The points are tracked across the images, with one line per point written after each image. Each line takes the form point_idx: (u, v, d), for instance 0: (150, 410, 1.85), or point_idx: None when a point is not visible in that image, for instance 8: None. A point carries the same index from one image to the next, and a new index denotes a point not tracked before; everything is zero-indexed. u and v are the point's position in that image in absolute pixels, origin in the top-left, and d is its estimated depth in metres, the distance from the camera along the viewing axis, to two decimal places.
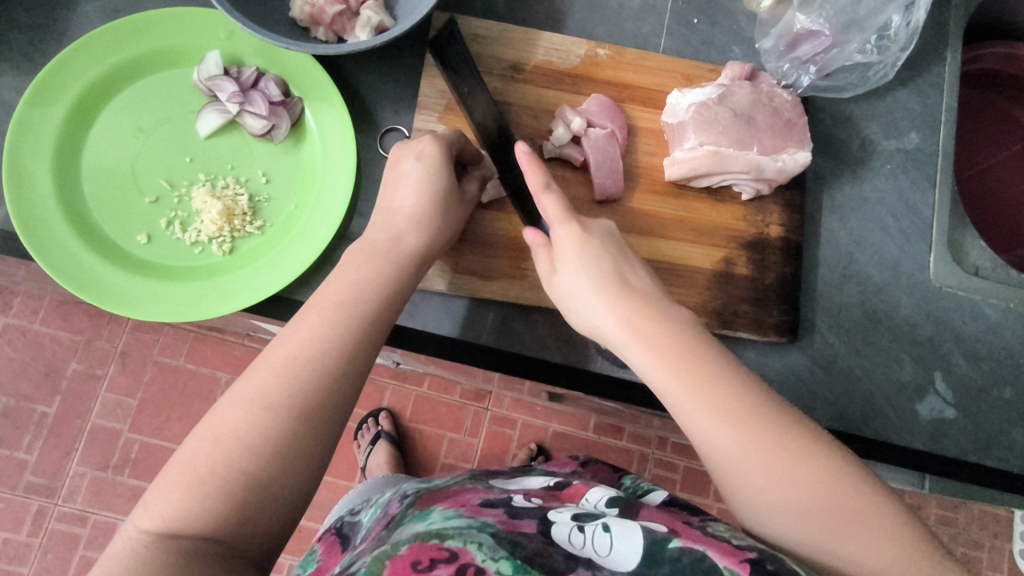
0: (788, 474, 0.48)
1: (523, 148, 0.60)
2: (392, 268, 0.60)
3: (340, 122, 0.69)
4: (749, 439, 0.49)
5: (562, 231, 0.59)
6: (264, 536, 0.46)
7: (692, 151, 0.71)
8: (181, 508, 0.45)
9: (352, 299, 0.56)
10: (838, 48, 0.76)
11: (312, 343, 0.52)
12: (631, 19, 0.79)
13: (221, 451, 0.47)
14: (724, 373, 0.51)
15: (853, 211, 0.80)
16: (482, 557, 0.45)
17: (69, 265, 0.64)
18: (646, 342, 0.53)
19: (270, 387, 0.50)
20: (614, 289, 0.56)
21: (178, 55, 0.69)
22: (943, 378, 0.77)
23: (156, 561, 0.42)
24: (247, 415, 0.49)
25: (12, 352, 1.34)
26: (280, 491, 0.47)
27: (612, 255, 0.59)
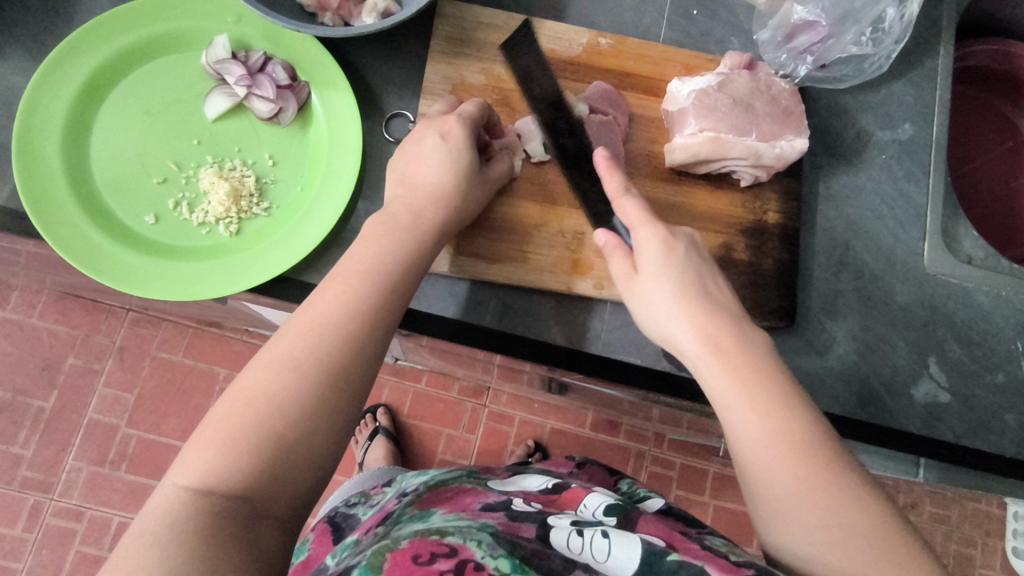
0: (841, 517, 0.48)
1: (602, 153, 0.65)
2: (409, 243, 0.61)
3: (346, 105, 0.70)
4: (792, 452, 0.50)
5: (644, 234, 0.61)
6: (292, 496, 0.47)
7: (691, 138, 0.72)
8: (215, 466, 0.46)
9: (373, 270, 0.58)
10: (834, 39, 0.78)
11: (337, 311, 0.54)
12: (632, 10, 0.80)
13: (251, 410, 0.48)
14: (789, 397, 0.52)
15: (849, 199, 0.82)
16: (481, 554, 0.45)
17: (82, 245, 0.65)
18: (723, 356, 0.54)
19: (297, 351, 0.51)
20: (693, 303, 0.57)
21: (185, 38, 0.70)
22: (937, 363, 0.78)
23: (192, 515, 0.43)
24: (275, 376, 0.50)
25: (9, 347, 1.35)
26: (307, 451, 0.48)
27: (697, 271, 0.60)
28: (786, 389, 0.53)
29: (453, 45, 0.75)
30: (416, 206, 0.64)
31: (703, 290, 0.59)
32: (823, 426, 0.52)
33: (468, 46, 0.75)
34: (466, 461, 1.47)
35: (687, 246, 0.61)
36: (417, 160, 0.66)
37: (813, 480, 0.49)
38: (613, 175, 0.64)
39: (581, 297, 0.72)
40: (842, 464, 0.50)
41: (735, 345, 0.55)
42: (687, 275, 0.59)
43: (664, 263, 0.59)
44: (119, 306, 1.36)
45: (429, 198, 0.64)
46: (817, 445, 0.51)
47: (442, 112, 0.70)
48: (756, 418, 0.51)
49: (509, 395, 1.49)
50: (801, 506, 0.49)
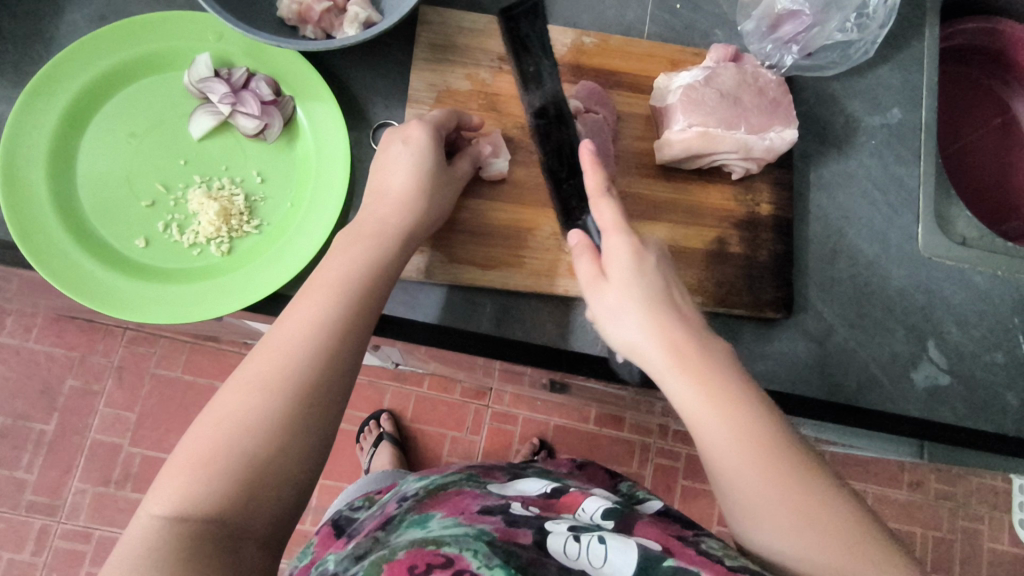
0: (807, 521, 0.48)
1: (588, 145, 0.62)
2: (382, 254, 0.61)
3: (331, 117, 0.69)
4: (764, 461, 0.49)
5: (615, 241, 0.59)
6: (272, 515, 0.47)
7: (682, 133, 0.72)
8: (189, 490, 0.45)
9: (342, 281, 0.57)
10: (819, 27, 0.78)
11: (303, 328, 0.53)
12: (614, 7, 0.80)
13: (224, 431, 0.48)
14: (751, 406, 0.51)
15: (840, 186, 0.81)
16: (477, 564, 0.45)
17: (72, 271, 0.64)
18: (688, 365, 0.53)
19: (266, 369, 0.51)
20: (659, 311, 0.56)
21: (166, 58, 0.70)
22: (936, 346, 0.78)
23: (167, 542, 0.43)
24: (246, 396, 0.49)
25: (6, 372, 1.34)
26: (284, 470, 0.48)
27: (664, 279, 0.59)
28: (751, 398, 0.52)
29: (438, 53, 0.74)
30: (382, 218, 0.63)
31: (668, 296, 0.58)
32: (792, 439, 0.52)
33: (452, 52, 0.75)
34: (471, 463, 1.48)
35: (655, 255, 0.60)
36: (401, 164, 0.65)
37: (783, 487, 0.49)
38: (594, 173, 0.62)
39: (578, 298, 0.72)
40: (809, 474, 0.50)
41: (702, 354, 0.54)
42: (656, 282, 0.58)
43: (635, 269, 0.58)
44: (115, 326, 1.36)
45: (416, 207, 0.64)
46: (789, 454, 0.50)
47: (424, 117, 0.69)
48: (723, 427, 0.51)
49: (512, 395, 1.49)
50: (773, 512, 0.48)
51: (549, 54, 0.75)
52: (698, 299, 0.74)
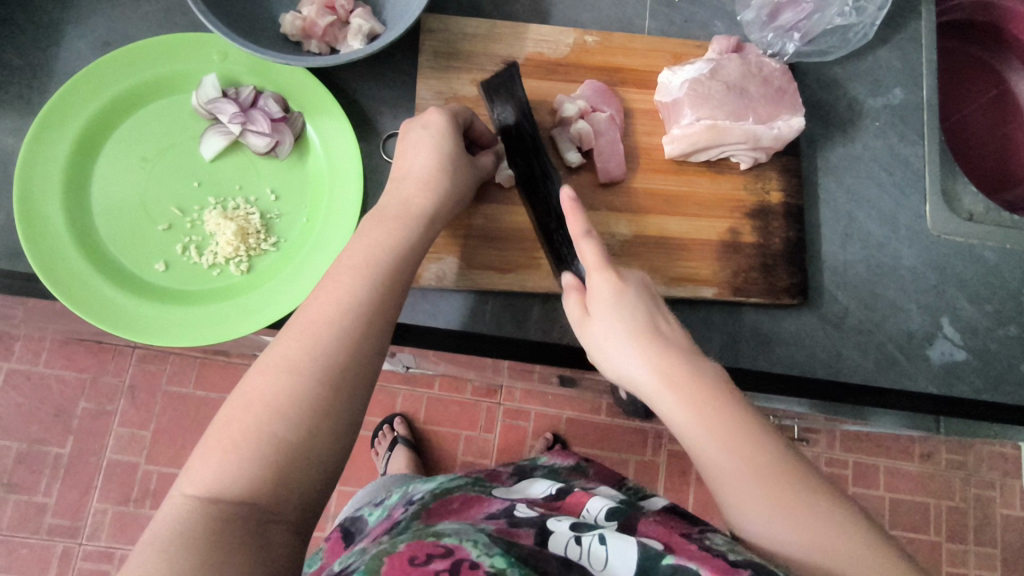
0: (828, 544, 0.45)
1: (568, 192, 0.61)
2: (402, 236, 0.61)
3: (340, 130, 0.70)
4: (726, 430, 0.50)
5: (599, 278, 0.59)
6: (301, 499, 0.47)
7: (689, 128, 0.72)
8: (221, 473, 0.45)
9: (371, 264, 0.58)
10: (819, 13, 0.79)
11: (327, 306, 0.54)
12: (613, 4, 0.80)
13: (253, 415, 0.48)
14: (758, 438, 0.50)
15: (847, 169, 0.82)
16: (477, 553, 0.46)
17: (95, 300, 0.65)
18: (681, 395, 0.52)
19: (295, 351, 0.51)
20: (648, 343, 0.56)
21: (175, 82, 0.70)
22: (950, 323, 0.79)
23: (200, 522, 0.43)
24: (275, 379, 0.50)
25: (19, 397, 1.35)
26: (311, 451, 0.48)
27: (648, 308, 0.58)
28: (754, 425, 0.50)
29: (442, 60, 0.74)
30: (407, 197, 0.63)
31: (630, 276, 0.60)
32: (805, 467, 0.49)
33: (456, 58, 0.75)
34: (487, 461, 1.49)
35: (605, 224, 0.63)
36: (421, 147, 0.66)
37: (746, 449, 0.49)
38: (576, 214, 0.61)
39: None
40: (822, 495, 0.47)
41: (695, 382, 0.52)
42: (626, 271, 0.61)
43: (617, 306, 0.58)
44: (125, 345, 1.36)
45: (428, 211, 0.64)
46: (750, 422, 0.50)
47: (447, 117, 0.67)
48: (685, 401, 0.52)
49: (523, 391, 1.50)
50: (739, 476, 0.48)
51: (518, 79, 0.72)
52: (714, 290, 0.75)
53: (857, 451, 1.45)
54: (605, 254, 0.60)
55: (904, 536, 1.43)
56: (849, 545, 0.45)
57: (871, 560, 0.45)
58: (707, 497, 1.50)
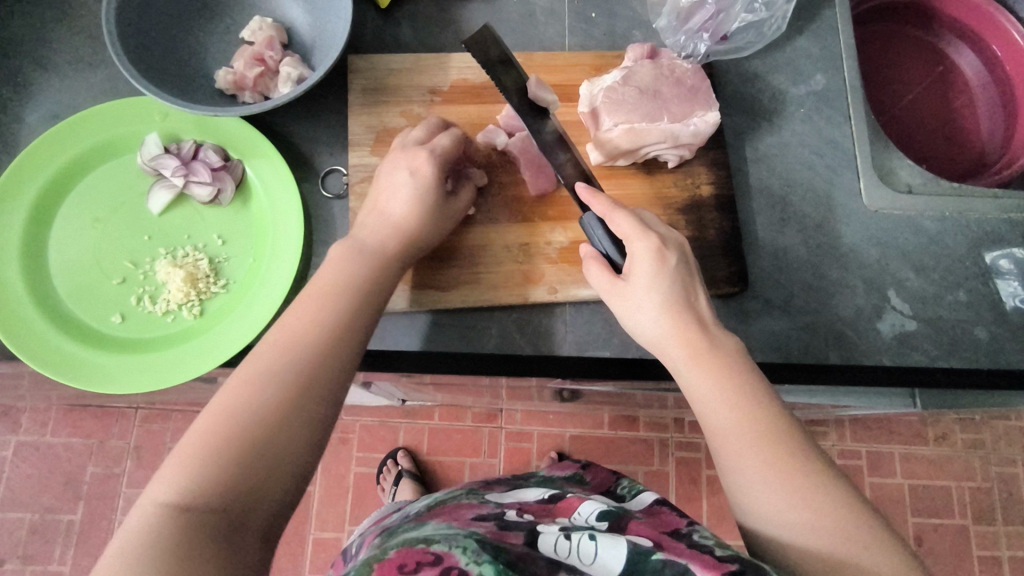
0: (805, 501, 0.49)
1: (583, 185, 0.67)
2: (365, 256, 0.64)
3: (278, 171, 0.73)
4: (737, 400, 0.55)
5: (639, 245, 0.62)
6: (271, 503, 0.49)
7: (608, 134, 0.74)
8: (191, 483, 0.47)
9: (345, 285, 0.61)
10: (724, 13, 0.83)
11: (309, 322, 0.57)
12: (534, 27, 0.85)
13: (228, 423, 0.50)
14: (764, 413, 0.54)
15: (776, 157, 0.84)
16: (466, 560, 0.47)
17: (55, 355, 0.68)
18: (702, 364, 0.57)
19: (275, 364, 0.54)
20: (677, 310, 0.60)
21: (120, 144, 0.74)
22: (897, 295, 0.80)
23: (170, 530, 0.44)
24: (257, 390, 0.52)
25: (28, 469, 1.38)
26: (284, 460, 0.50)
27: (684, 281, 0.62)
28: (763, 400, 0.55)
29: (371, 96, 0.78)
30: (384, 231, 0.67)
31: (699, 319, 0.60)
32: (804, 440, 0.53)
33: (385, 93, 0.79)
34: None
35: (678, 256, 0.62)
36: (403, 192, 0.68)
37: (808, 505, 0.49)
38: (597, 200, 0.66)
39: (544, 304, 0.75)
40: (813, 465, 0.51)
41: (719, 356, 0.57)
42: (697, 313, 0.60)
43: (655, 276, 0.61)
44: (126, 407, 1.39)
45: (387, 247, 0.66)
46: (815, 480, 0.50)
47: (419, 139, 0.72)
48: (749, 453, 0.52)
49: (523, 412, 1.51)
50: (800, 530, 0.48)
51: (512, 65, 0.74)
52: None
53: (867, 439, 1.43)
54: (639, 222, 0.64)
55: (928, 523, 1.40)
56: (831, 512, 0.49)
57: (844, 522, 0.48)
58: (720, 502, 1.48)
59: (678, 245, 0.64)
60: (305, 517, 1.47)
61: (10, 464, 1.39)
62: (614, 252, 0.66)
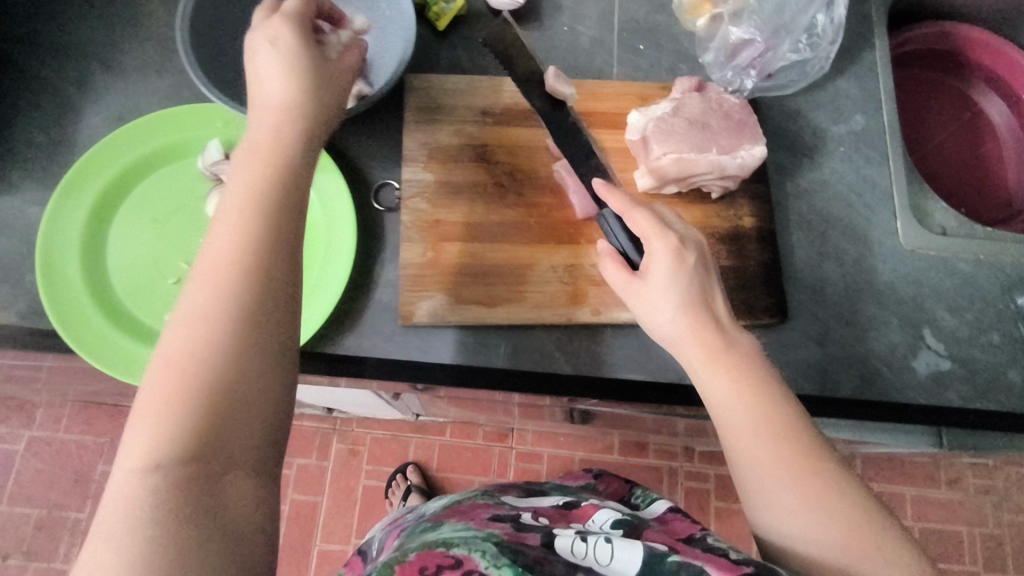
0: (819, 501, 0.50)
1: (599, 181, 0.66)
2: (277, 176, 0.55)
3: (333, 183, 0.75)
4: (755, 402, 0.54)
5: (658, 245, 0.61)
6: (249, 434, 0.46)
7: (658, 161, 0.76)
8: (160, 439, 0.43)
9: (252, 201, 0.52)
10: (772, 51, 0.85)
11: (236, 248, 0.50)
12: (583, 55, 0.88)
13: (185, 368, 0.45)
14: (781, 414, 0.54)
15: (817, 193, 0.86)
16: (486, 564, 0.47)
17: (106, 349, 0.68)
18: (721, 367, 0.56)
19: (214, 293, 0.48)
20: (694, 308, 0.59)
21: (183, 148, 0.77)
22: (932, 334, 0.81)
23: (153, 490, 0.40)
24: (206, 325, 0.47)
25: (39, 464, 1.39)
26: (251, 387, 0.46)
27: (704, 279, 0.60)
28: (778, 401, 0.55)
29: (426, 114, 0.80)
30: (267, 154, 0.56)
31: (716, 319, 0.59)
32: (816, 439, 0.53)
33: (439, 112, 0.81)
34: None
35: (697, 256, 0.61)
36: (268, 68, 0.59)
37: (824, 508, 0.50)
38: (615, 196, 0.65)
39: (585, 324, 0.75)
40: (826, 463, 0.52)
41: (735, 357, 0.56)
42: (716, 312, 0.59)
43: (675, 272, 0.60)
44: None
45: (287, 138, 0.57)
46: (830, 480, 0.51)
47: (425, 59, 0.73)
48: (768, 455, 0.52)
49: (534, 434, 1.51)
50: (814, 530, 0.49)
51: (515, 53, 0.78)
52: None
53: (879, 479, 1.42)
54: (659, 221, 0.63)
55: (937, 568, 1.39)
56: (844, 510, 0.50)
57: (855, 520, 0.49)
58: (728, 534, 1.48)
59: (698, 244, 0.63)
60: (311, 528, 1.46)
61: (21, 458, 1.39)
62: (632, 249, 0.67)
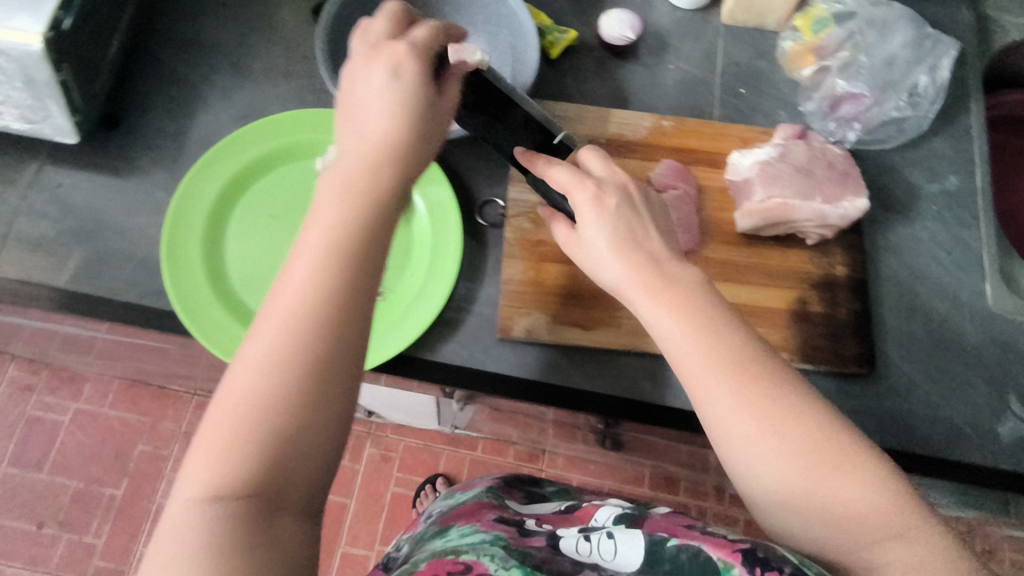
0: (781, 432, 0.50)
1: (520, 149, 0.67)
2: (369, 211, 0.53)
3: (444, 195, 0.78)
4: (709, 340, 0.53)
5: (579, 194, 0.60)
6: (301, 484, 0.45)
7: (763, 204, 0.78)
8: (234, 456, 0.43)
9: (333, 249, 0.50)
10: (878, 106, 0.87)
11: (312, 296, 0.48)
12: (685, 94, 0.90)
13: (273, 370, 0.45)
14: (741, 347, 0.53)
15: (907, 248, 0.87)
16: (494, 566, 0.49)
17: (221, 334, 0.71)
18: (669, 305, 0.55)
19: (283, 338, 0.46)
20: (631, 249, 0.57)
21: (305, 149, 0.80)
22: (1017, 400, 0.81)
23: (212, 526, 0.41)
24: (267, 372, 0.45)
25: (82, 437, 1.42)
26: (304, 443, 0.45)
27: (633, 215, 0.59)
28: (730, 331, 0.53)
29: None
30: (363, 158, 0.55)
31: (656, 258, 0.57)
32: (767, 357, 0.53)
33: None
34: None
35: (619, 196, 0.59)
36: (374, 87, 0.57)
37: (783, 436, 0.50)
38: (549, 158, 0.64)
39: None
40: (778, 383, 0.52)
41: (687, 293, 0.55)
42: (652, 247, 0.58)
43: (599, 210, 0.59)
44: (184, 392, 1.43)
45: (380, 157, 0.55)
46: (786, 403, 0.51)
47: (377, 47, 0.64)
48: (727, 400, 0.51)
49: (565, 458, 1.51)
50: (778, 467, 0.50)
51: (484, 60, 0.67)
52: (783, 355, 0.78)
53: None
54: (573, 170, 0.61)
55: None
56: (800, 427, 0.50)
57: (811, 435, 0.50)
58: None
59: (618, 182, 0.61)
60: (338, 529, 1.47)
61: (66, 429, 1.43)
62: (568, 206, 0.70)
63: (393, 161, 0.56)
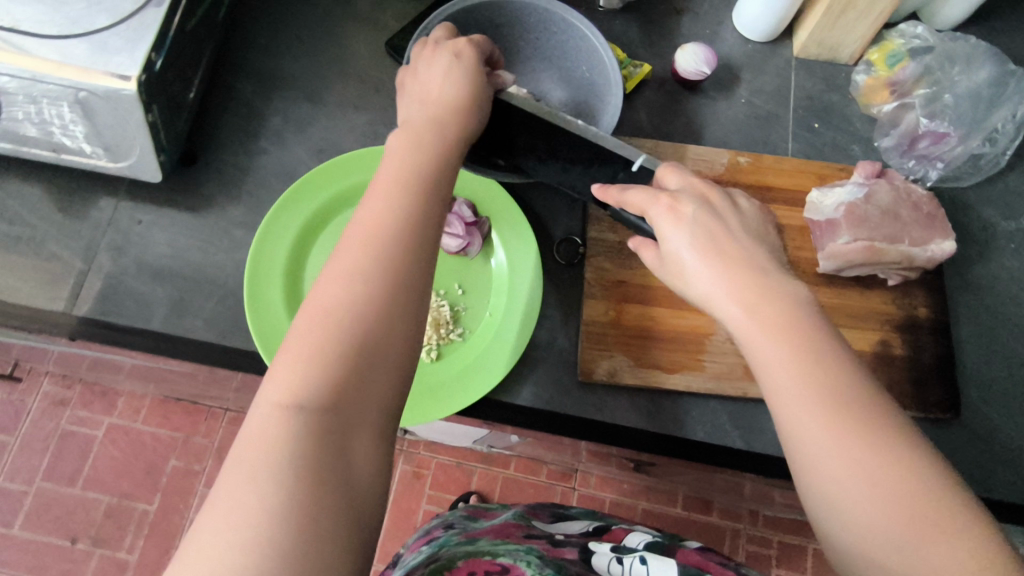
0: (842, 417, 0.44)
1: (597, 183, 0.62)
2: (449, 155, 0.56)
3: (523, 234, 0.77)
4: (765, 305, 0.48)
5: (656, 209, 0.55)
6: (381, 402, 0.43)
7: (848, 246, 0.77)
8: (312, 372, 0.42)
9: (407, 176, 0.52)
10: (962, 145, 0.86)
11: (391, 217, 0.49)
12: (758, 128, 0.89)
13: (354, 284, 0.46)
14: (804, 322, 0.47)
15: (986, 288, 0.85)
16: (531, 571, 0.51)
17: None
18: (726, 268, 0.50)
19: (364, 254, 0.47)
20: (704, 235, 0.52)
21: None
22: None
23: (297, 435, 0.40)
24: (351, 282, 0.46)
25: (114, 451, 1.40)
26: (385, 356, 0.45)
27: (712, 212, 0.54)
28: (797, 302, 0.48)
29: None
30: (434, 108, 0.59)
31: (737, 247, 0.52)
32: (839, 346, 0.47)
33: None
34: None
35: (699, 203, 0.54)
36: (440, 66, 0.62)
37: (841, 418, 0.44)
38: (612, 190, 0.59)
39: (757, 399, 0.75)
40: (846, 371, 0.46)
41: (745, 261, 0.51)
42: (737, 249, 0.52)
43: (678, 214, 0.54)
44: (218, 407, 1.41)
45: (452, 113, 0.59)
46: (850, 391, 0.45)
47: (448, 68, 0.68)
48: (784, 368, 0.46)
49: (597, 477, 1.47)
50: (833, 451, 0.43)
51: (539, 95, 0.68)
52: None
53: None
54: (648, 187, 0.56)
55: None
56: (861, 418, 0.44)
57: (872, 430, 0.43)
58: None
59: (698, 193, 0.56)
60: None
61: (99, 444, 1.41)
62: None
63: (460, 106, 0.60)
